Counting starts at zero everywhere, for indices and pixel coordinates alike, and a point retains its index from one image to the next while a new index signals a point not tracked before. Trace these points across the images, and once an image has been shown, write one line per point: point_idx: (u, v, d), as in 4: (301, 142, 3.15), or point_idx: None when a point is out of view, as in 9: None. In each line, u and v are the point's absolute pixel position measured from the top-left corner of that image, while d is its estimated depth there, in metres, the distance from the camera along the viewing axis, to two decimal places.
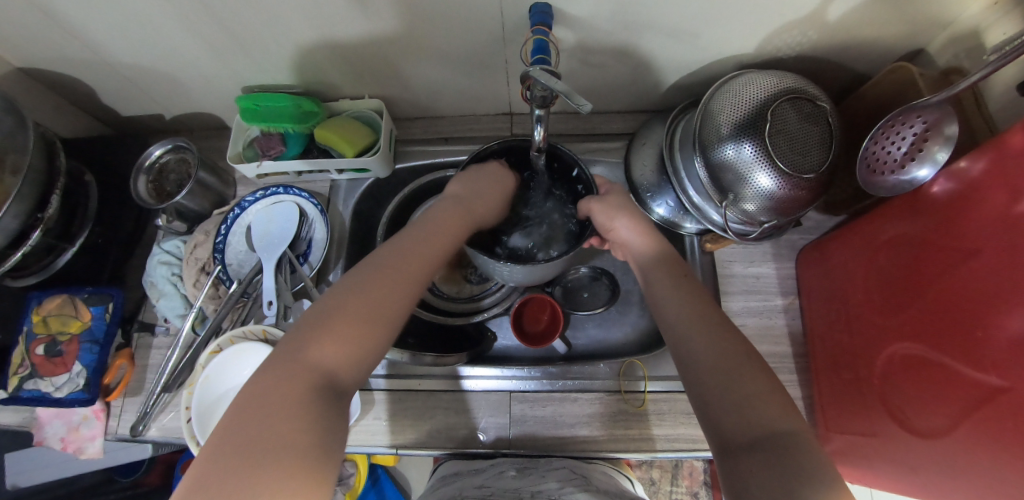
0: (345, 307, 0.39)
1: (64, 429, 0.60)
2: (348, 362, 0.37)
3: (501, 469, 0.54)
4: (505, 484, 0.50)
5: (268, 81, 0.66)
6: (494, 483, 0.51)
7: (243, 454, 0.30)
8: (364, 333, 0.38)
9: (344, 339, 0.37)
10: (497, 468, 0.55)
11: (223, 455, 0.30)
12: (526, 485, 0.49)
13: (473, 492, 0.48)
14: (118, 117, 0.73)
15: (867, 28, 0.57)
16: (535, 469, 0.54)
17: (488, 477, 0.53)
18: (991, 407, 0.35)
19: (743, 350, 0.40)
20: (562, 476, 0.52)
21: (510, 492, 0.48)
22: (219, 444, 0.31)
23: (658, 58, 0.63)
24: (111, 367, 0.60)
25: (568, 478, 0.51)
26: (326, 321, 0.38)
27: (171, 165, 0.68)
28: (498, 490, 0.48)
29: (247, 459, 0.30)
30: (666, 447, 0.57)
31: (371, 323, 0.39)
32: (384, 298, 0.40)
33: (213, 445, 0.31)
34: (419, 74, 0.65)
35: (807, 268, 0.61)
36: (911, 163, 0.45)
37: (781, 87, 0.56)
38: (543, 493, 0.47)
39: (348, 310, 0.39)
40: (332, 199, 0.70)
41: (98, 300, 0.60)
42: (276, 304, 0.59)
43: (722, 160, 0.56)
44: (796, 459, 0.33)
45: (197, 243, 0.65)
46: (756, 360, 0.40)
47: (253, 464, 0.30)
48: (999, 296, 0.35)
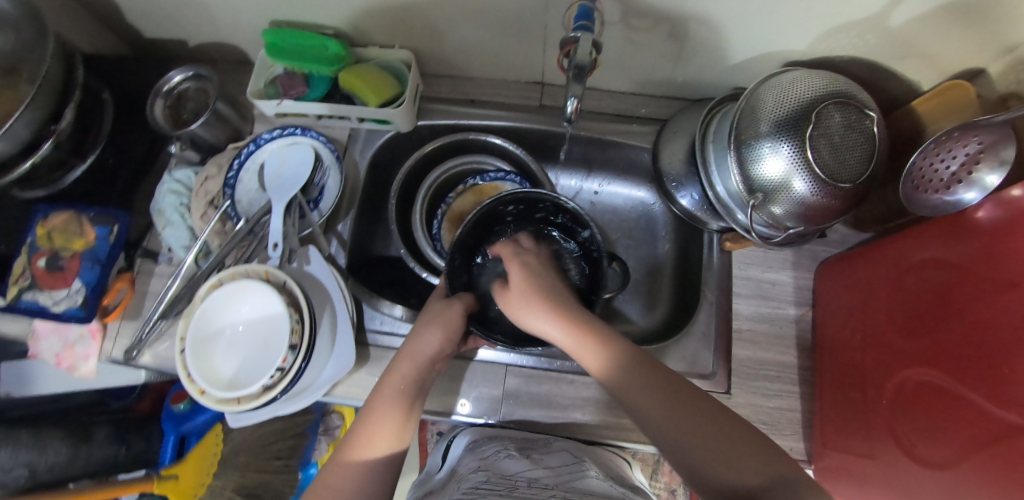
0: (374, 403, 0.48)
1: (60, 345, 0.60)
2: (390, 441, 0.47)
3: (499, 446, 0.54)
4: (503, 470, 0.49)
5: (297, 17, 0.63)
6: (492, 466, 0.50)
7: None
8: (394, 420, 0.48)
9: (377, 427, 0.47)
10: (494, 445, 0.54)
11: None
12: (523, 472, 0.49)
13: (470, 480, 0.47)
14: (139, 37, 0.71)
15: (932, 39, 0.53)
16: (531, 450, 0.54)
17: (488, 457, 0.52)
18: (1003, 445, 0.34)
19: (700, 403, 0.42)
20: (559, 459, 0.52)
21: (506, 480, 0.47)
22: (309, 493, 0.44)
23: (703, 43, 0.60)
24: (111, 288, 0.60)
25: (568, 462, 0.52)
26: (363, 417, 0.48)
27: (190, 93, 0.66)
28: (494, 475, 0.48)
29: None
30: None
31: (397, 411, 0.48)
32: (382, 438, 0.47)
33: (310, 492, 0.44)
34: (453, 30, 0.62)
35: (828, 280, 0.59)
36: (958, 184, 0.42)
37: (829, 88, 0.53)
38: (540, 483, 0.47)
39: (374, 407, 0.48)
40: (349, 147, 0.69)
41: (104, 220, 0.60)
42: (281, 246, 0.58)
43: (758, 158, 0.53)
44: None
45: (209, 176, 0.64)
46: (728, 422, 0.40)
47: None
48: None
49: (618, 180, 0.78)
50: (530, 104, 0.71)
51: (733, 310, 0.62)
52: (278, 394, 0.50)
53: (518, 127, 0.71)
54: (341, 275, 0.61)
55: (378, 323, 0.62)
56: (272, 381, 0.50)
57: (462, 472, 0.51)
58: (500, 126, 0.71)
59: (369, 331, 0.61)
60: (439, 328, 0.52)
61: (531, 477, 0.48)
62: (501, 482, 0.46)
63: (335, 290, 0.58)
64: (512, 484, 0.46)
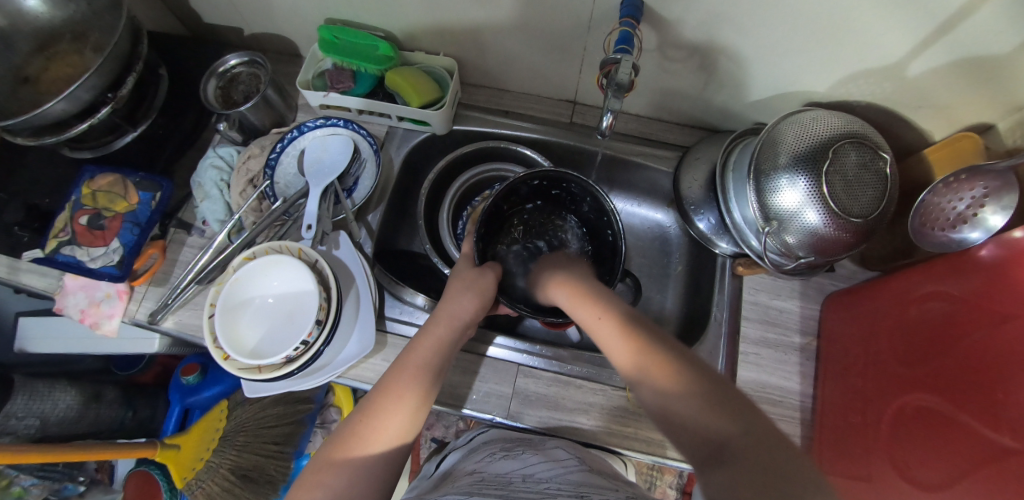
0: (388, 380, 0.49)
1: (85, 303, 0.61)
2: (407, 426, 0.48)
3: (492, 451, 0.56)
4: (497, 470, 0.51)
5: (352, 18, 0.67)
6: (487, 468, 0.52)
7: (321, 463, 0.44)
8: (408, 400, 0.48)
9: (390, 405, 0.47)
10: (489, 449, 0.57)
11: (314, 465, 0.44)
12: (518, 468, 0.50)
13: (466, 480, 0.49)
14: (199, 23, 0.75)
15: (942, 93, 0.57)
16: (531, 446, 0.55)
17: (481, 461, 0.54)
18: (999, 467, 0.36)
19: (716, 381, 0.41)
20: (554, 456, 0.52)
21: (500, 477, 0.48)
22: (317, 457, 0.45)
23: (730, 77, 0.64)
24: (143, 254, 0.61)
25: (561, 458, 0.52)
26: (376, 393, 0.49)
27: (242, 77, 0.69)
28: (488, 475, 0.49)
29: (325, 466, 0.44)
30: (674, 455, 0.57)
31: (412, 391, 0.49)
32: (409, 406, 0.48)
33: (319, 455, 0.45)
34: (497, 43, 0.66)
35: (834, 312, 0.61)
36: (964, 224, 0.46)
37: (845, 130, 0.57)
38: (533, 476, 0.47)
39: (388, 384, 0.49)
40: (386, 143, 0.72)
41: (148, 186, 0.62)
42: (315, 228, 0.60)
43: (777, 189, 0.56)
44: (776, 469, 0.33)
45: (251, 156, 0.66)
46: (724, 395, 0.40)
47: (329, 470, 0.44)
48: (1016, 366, 0.37)
49: (636, 204, 0.83)
50: (561, 120, 0.75)
51: (741, 333, 0.64)
52: (296, 367, 0.52)
53: (547, 140, 0.74)
54: (366, 262, 0.64)
55: (397, 312, 0.64)
56: (295, 353, 0.52)
57: (459, 473, 0.53)
58: (529, 138, 0.74)
59: (387, 318, 0.63)
60: (472, 295, 0.56)
61: (525, 472, 0.49)
62: (495, 479, 0.48)
63: (360, 275, 0.61)
64: (507, 479, 0.47)
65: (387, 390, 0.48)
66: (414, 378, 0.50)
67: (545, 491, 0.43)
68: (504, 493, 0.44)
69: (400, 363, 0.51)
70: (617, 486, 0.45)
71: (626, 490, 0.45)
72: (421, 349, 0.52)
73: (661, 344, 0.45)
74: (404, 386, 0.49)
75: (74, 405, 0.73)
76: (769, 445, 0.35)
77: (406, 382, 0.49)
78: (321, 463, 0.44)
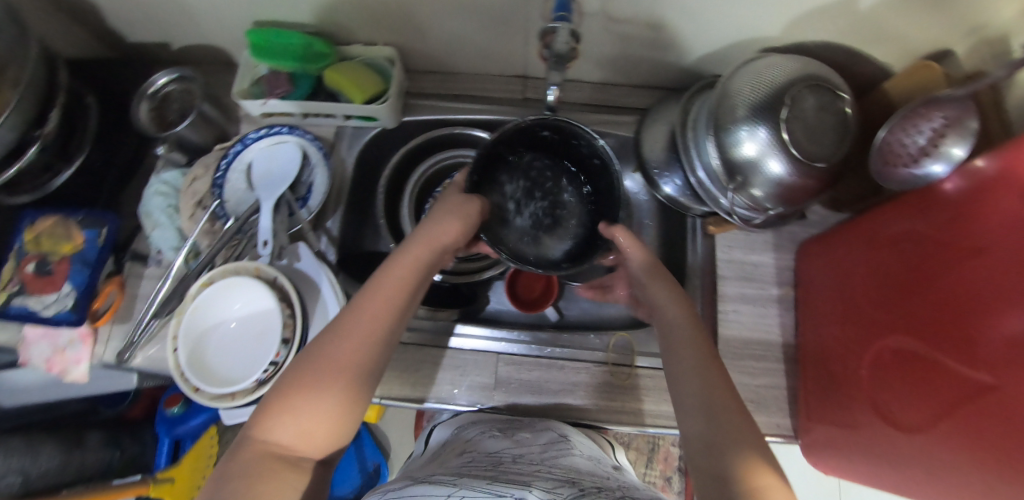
0: (359, 306, 0.47)
1: (50, 351, 0.59)
2: (374, 352, 0.45)
3: (483, 428, 0.56)
4: (489, 449, 0.51)
5: (281, 17, 0.64)
6: (477, 447, 0.52)
7: (286, 392, 0.42)
8: (376, 326, 0.46)
9: (361, 331, 0.45)
10: (480, 428, 0.56)
11: (277, 394, 0.42)
12: (508, 449, 0.51)
13: (455, 458, 0.50)
14: (122, 42, 0.70)
15: (897, 21, 0.55)
16: (519, 428, 0.56)
17: (472, 435, 0.55)
18: (977, 404, 0.36)
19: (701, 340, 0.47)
20: (546, 438, 0.53)
21: (490, 458, 0.48)
22: (279, 389, 0.43)
23: (681, 32, 0.61)
24: (100, 292, 0.59)
25: (552, 441, 0.53)
26: (344, 318, 0.46)
27: (176, 95, 0.66)
28: (477, 454, 0.50)
29: (289, 396, 0.42)
30: (654, 423, 0.58)
31: (382, 315, 0.46)
32: (372, 345, 0.45)
33: (280, 388, 0.43)
34: (436, 24, 0.62)
35: (808, 260, 0.61)
36: (927, 157, 0.46)
37: (802, 73, 0.55)
38: (523, 458, 0.48)
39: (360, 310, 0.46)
40: (336, 145, 0.69)
41: (92, 223, 0.60)
42: (271, 244, 0.59)
43: (738, 143, 0.55)
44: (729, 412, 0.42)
45: (196, 177, 0.64)
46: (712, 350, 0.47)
47: (294, 402, 0.42)
48: (991, 298, 0.37)
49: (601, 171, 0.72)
50: (514, 97, 0.72)
51: (719, 292, 0.64)
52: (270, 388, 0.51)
53: (503, 120, 0.71)
54: (331, 270, 0.62)
55: None
56: (267, 375, 0.51)
57: (447, 451, 0.54)
58: (484, 120, 0.71)
59: None
60: (455, 218, 0.54)
61: (515, 453, 0.49)
62: (485, 460, 0.48)
63: (325, 284, 0.59)
64: (497, 460, 0.48)
65: (358, 315, 0.46)
66: (389, 302, 0.47)
67: (537, 472, 0.44)
68: (494, 474, 0.43)
69: (359, 304, 0.47)
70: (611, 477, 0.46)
71: (619, 481, 0.45)
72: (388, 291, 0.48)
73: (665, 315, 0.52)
74: (376, 312, 0.46)
75: (61, 456, 0.71)
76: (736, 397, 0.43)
77: (379, 306, 0.47)
78: (288, 391, 0.42)
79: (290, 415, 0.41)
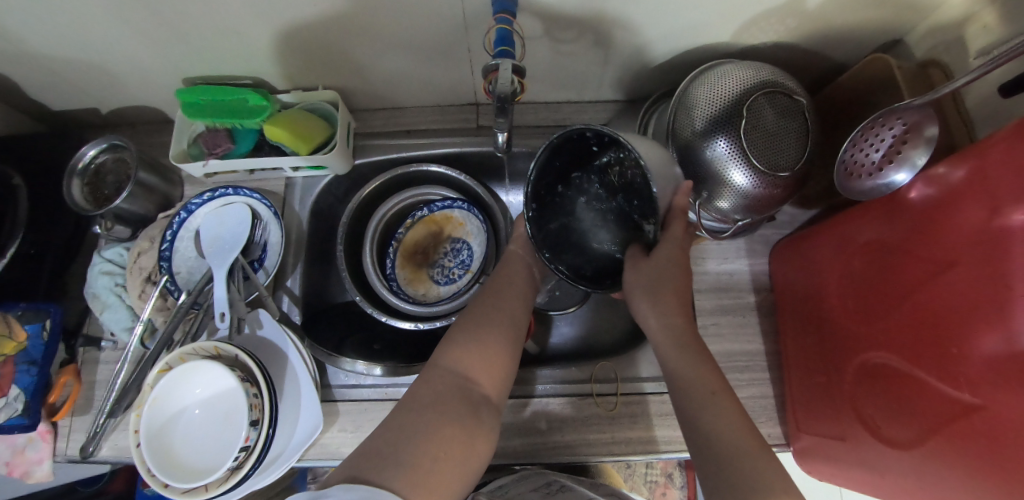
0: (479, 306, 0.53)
1: (9, 453, 0.57)
2: (504, 337, 0.51)
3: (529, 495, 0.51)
4: None
5: (210, 72, 0.60)
6: None
7: (422, 399, 0.45)
8: (502, 320, 0.52)
9: (485, 323, 0.51)
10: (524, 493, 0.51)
11: (413, 401, 0.45)
12: None
13: None
14: (47, 111, 0.66)
15: (846, 17, 0.54)
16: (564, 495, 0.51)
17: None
18: (965, 423, 0.36)
19: (716, 387, 0.44)
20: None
21: None
22: (414, 393, 0.46)
23: (630, 46, 0.59)
24: (55, 385, 0.56)
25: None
26: (470, 317, 0.52)
27: (109, 165, 0.62)
28: None
29: (421, 404, 0.44)
30: (667, 449, 0.56)
31: (502, 309, 0.53)
32: (500, 333, 0.51)
33: (417, 390, 0.46)
34: (376, 62, 0.59)
35: (782, 265, 0.61)
36: (889, 166, 0.45)
37: (758, 80, 0.53)
38: None
39: (483, 310, 0.53)
40: (287, 198, 0.66)
41: (33, 317, 0.56)
42: (229, 315, 0.56)
43: (699, 158, 0.54)
44: (737, 463, 0.38)
45: (142, 251, 0.60)
46: (724, 392, 0.43)
47: (429, 405, 0.44)
48: (968, 315, 0.36)
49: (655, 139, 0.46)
50: (468, 126, 0.68)
51: (696, 307, 0.63)
52: (246, 471, 0.48)
53: (459, 152, 0.69)
54: (295, 333, 0.59)
55: (344, 378, 0.60)
56: (238, 460, 0.48)
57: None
58: (440, 154, 0.69)
59: (333, 387, 0.59)
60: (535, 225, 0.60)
61: None
62: None
63: (292, 350, 0.57)
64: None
65: (482, 311, 0.53)
66: (508, 303, 0.54)
67: None
68: None
69: (484, 303, 0.54)
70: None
71: None
72: (507, 302, 0.54)
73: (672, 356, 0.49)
74: (497, 309, 0.53)
75: None
76: (742, 439, 0.40)
77: (501, 303, 0.54)
78: (428, 383, 0.46)
79: (424, 419, 0.43)
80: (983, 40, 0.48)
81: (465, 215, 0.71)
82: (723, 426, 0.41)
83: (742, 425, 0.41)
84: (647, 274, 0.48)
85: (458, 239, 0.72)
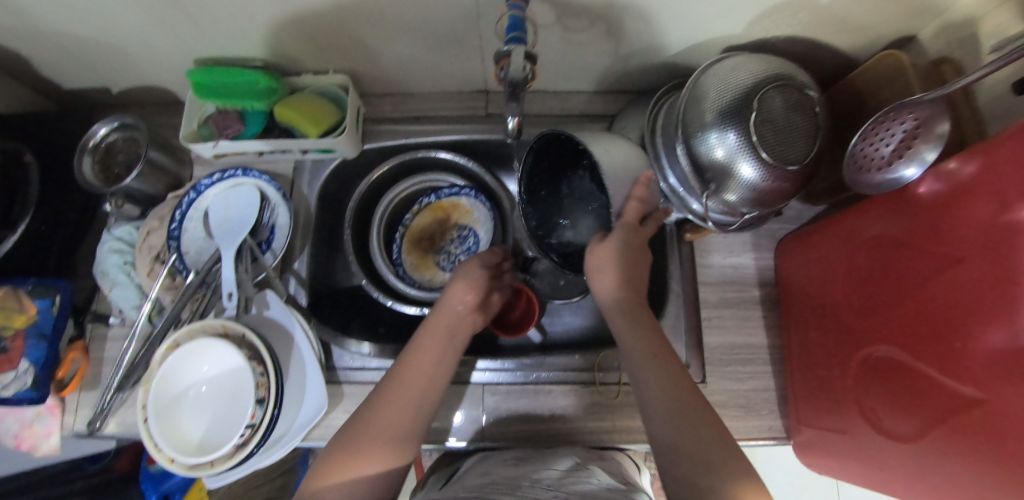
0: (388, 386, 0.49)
1: (18, 426, 0.58)
2: (404, 430, 0.47)
3: (507, 458, 0.53)
4: (506, 473, 0.49)
5: (220, 53, 0.60)
6: (497, 471, 0.49)
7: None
8: (410, 405, 0.48)
9: (387, 414, 0.47)
10: (501, 457, 0.53)
11: None
12: (525, 472, 0.48)
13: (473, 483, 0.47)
14: (59, 90, 0.67)
15: (860, 12, 0.53)
16: (537, 457, 0.52)
17: (493, 464, 0.52)
18: (967, 417, 0.36)
19: (655, 346, 0.49)
20: (568, 463, 0.50)
21: (508, 481, 0.46)
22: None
23: (642, 37, 0.59)
24: (64, 360, 0.57)
25: (573, 463, 0.50)
26: (373, 405, 0.47)
27: (119, 144, 0.62)
28: (498, 478, 0.47)
29: None
30: None
31: (413, 390, 0.48)
32: (404, 423, 0.47)
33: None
34: (387, 48, 0.59)
35: (787, 260, 0.61)
36: (899, 161, 0.45)
37: (769, 73, 0.53)
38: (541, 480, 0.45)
39: (391, 392, 0.48)
40: (296, 181, 0.66)
41: (43, 292, 0.56)
42: (236, 296, 0.56)
43: (707, 150, 0.53)
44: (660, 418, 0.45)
45: (151, 230, 0.61)
46: (667, 353, 0.49)
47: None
48: (973, 310, 0.36)
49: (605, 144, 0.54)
50: (477, 114, 0.68)
51: (701, 299, 0.63)
52: (252, 449, 0.49)
53: (467, 139, 0.69)
54: (302, 315, 0.60)
55: (349, 360, 0.60)
56: (244, 437, 0.49)
57: (470, 475, 0.51)
58: (449, 141, 0.69)
59: (339, 368, 0.60)
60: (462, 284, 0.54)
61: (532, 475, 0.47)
62: (504, 482, 0.46)
63: (298, 331, 0.57)
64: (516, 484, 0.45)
65: (386, 395, 0.48)
66: (422, 379, 0.49)
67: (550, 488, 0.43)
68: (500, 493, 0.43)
69: (392, 382, 0.49)
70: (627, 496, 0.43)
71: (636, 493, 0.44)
72: (431, 357, 0.51)
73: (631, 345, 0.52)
74: (406, 389, 0.48)
75: None
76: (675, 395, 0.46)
77: (412, 381, 0.49)
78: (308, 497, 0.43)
79: None
80: (997, 37, 0.48)
81: (472, 203, 0.72)
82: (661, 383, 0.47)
83: (680, 385, 0.46)
84: (615, 249, 0.52)
85: (465, 227, 0.73)
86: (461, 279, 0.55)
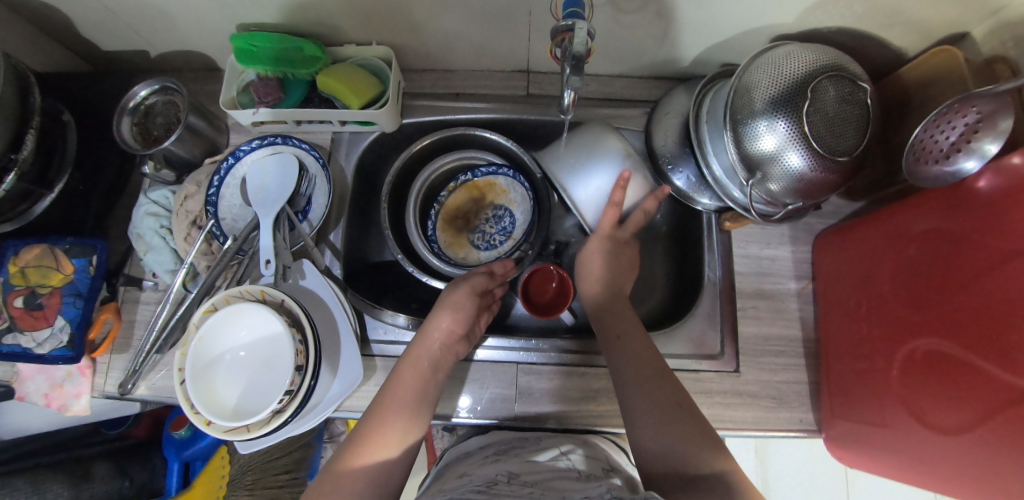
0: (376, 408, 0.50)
1: (48, 386, 0.57)
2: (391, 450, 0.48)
3: (486, 453, 0.53)
4: (486, 469, 0.49)
5: (265, 20, 0.60)
6: (476, 470, 0.49)
7: None
8: (397, 426, 0.49)
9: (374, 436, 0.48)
10: (484, 453, 0.53)
11: None
12: (503, 467, 0.48)
13: (450, 484, 0.47)
14: (96, 52, 0.66)
15: (918, 5, 0.53)
16: (518, 449, 0.52)
17: (473, 462, 0.52)
18: (1019, 410, 0.36)
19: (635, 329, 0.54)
20: (548, 453, 0.51)
21: (485, 479, 0.46)
22: None
23: (692, 22, 0.58)
24: (96, 321, 0.57)
25: (553, 453, 0.51)
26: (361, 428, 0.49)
27: (158, 107, 0.62)
28: (476, 476, 0.47)
29: None
30: None
31: (399, 411, 0.50)
32: (391, 445, 0.48)
33: None
34: (435, 22, 0.59)
35: (827, 255, 0.61)
36: (957, 154, 0.44)
37: (822, 62, 0.53)
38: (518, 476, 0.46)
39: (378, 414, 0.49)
40: (333, 152, 0.66)
41: (80, 252, 0.56)
42: (274, 263, 0.56)
43: (756, 138, 0.53)
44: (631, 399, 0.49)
45: (188, 195, 0.60)
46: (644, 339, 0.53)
47: None
48: None
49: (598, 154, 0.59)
50: (517, 93, 0.68)
51: (736, 289, 0.63)
52: (288, 417, 0.49)
53: (506, 119, 0.68)
54: (337, 287, 0.60)
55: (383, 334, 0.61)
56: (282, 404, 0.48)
57: (448, 477, 0.51)
58: (488, 119, 0.69)
59: (371, 342, 0.61)
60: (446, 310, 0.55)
61: (510, 470, 0.47)
62: (481, 480, 0.46)
63: (333, 303, 0.57)
64: (492, 480, 0.45)
65: (375, 416, 0.49)
66: (406, 401, 0.50)
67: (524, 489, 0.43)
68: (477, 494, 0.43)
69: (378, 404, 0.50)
70: (598, 482, 0.44)
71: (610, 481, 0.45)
72: (414, 380, 0.52)
73: (629, 335, 0.54)
74: (391, 411, 0.50)
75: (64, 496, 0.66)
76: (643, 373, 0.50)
77: (397, 403, 0.50)
78: None
79: None
80: None
81: (508, 182, 0.71)
82: (637, 359, 0.52)
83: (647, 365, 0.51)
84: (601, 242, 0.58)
85: (500, 206, 0.72)
86: (445, 304, 0.56)
